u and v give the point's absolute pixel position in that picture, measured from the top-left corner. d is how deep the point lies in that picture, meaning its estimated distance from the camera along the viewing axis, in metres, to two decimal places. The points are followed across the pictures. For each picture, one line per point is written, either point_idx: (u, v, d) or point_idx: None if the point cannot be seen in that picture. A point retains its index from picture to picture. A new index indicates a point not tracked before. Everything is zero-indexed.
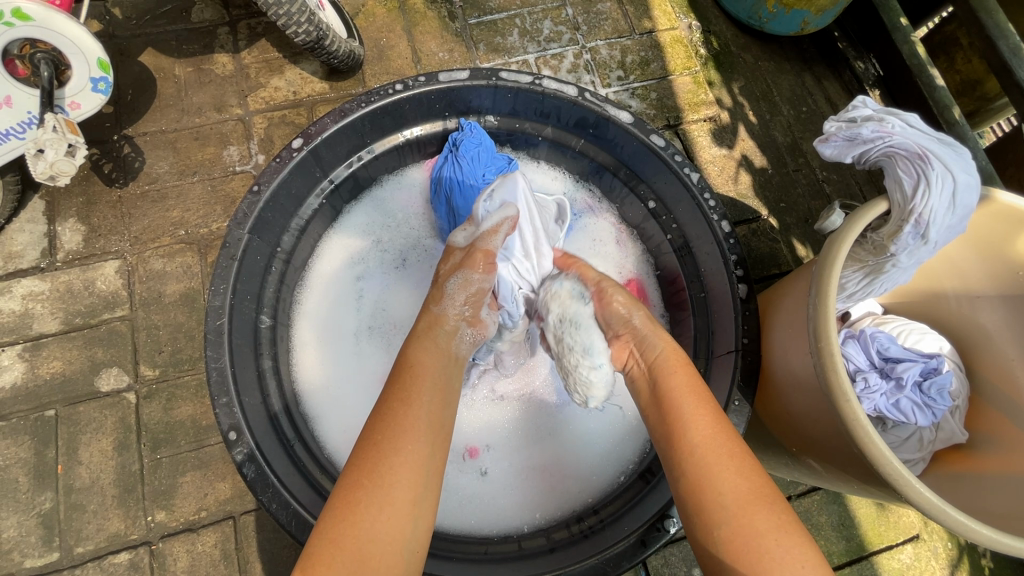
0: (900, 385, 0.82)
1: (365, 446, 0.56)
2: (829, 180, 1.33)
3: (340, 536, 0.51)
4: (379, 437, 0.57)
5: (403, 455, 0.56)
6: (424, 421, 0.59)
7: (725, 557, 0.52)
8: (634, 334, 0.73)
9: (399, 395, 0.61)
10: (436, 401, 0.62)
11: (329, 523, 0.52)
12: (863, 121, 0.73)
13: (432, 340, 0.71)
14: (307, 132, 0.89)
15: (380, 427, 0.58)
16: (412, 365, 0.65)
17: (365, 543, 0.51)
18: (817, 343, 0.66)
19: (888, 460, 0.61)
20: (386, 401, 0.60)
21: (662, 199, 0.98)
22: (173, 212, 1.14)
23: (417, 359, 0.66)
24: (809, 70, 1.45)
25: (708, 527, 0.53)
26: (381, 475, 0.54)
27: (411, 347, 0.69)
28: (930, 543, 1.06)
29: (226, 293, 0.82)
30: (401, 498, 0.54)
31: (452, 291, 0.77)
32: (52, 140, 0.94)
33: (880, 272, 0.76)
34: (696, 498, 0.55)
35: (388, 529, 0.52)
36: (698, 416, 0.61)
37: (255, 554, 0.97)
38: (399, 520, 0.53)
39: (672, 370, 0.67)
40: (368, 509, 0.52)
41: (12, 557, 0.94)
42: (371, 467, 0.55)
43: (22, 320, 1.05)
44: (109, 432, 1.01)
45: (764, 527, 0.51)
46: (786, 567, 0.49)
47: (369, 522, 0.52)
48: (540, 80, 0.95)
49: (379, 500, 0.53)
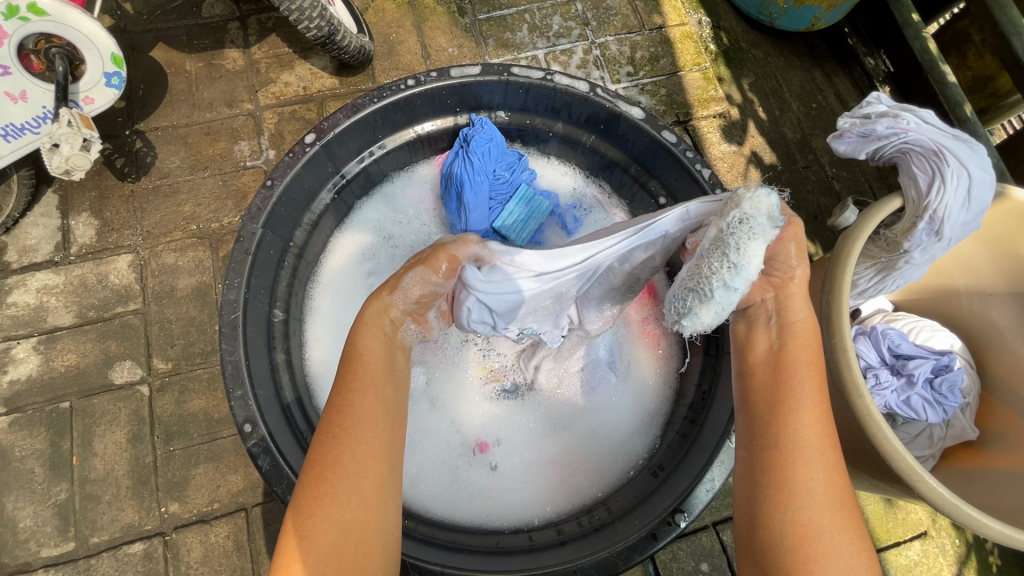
0: (911, 381, 0.82)
1: (322, 440, 0.55)
2: (839, 177, 1.32)
3: (310, 530, 0.51)
4: (334, 429, 0.56)
5: (360, 443, 0.55)
6: (378, 405, 0.58)
7: (786, 536, 0.49)
8: (784, 287, 0.62)
9: (349, 383, 0.59)
10: (388, 384, 0.61)
11: (296, 524, 0.52)
12: (877, 117, 0.73)
13: (381, 328, 0.66)
14: (319, 128, 0.90)
15: (336, 418, 0.56)
16: (361, 352, 0.63)
17: (335, 536, 0.51)
18: (830, 340, 0.66)
19: (901, 456, 0.61)
20: (337, 390, 0.59)
21: (673, 195, 0.98)
22: (184, 207, 1.15)
23: (363, 344, 0.64)
24: (819, 66, 1.45)
25: (781, 501, 0.50)
26: (338, 467, 0.53)
27: (360, 334, 0.65)
28: (938, 541, 1.06)
29: (240, 287, 0.83)
30: (362, 486, 0.53)
31: (405, 287, 0.69)
32: (66, 135, 0.93)
33: (892, 269, 0.76)
34: (784, 471, 0.51)
35: (351, 519, 0.52)
36: (819, 399, 0.55)
37: (267, 545, 0.98)
38: (361, 509, 0.53)
39: (807, 344, 0.59)
40: (334, 501, 0.52)
41: (29, 546, 0.96)
42: (332, 461, 0.54)
43: (36, 313, 1.07)
44: (123, 424, 1.02)
45: (843, 540, 0.48)
46: (847, 567, 0.48)
47: (333, 516, 0.51)
48: (551, 76, 0.95)
49: (342, 491, 0.53)
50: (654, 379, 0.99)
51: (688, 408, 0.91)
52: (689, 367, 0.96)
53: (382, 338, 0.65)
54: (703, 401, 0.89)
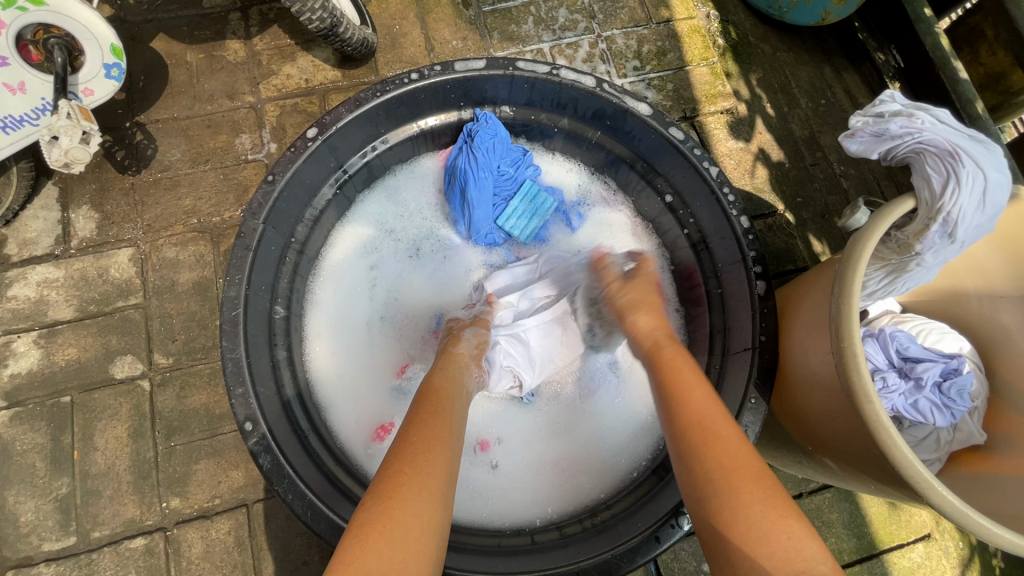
0: (920, 385, 0.81)
1: (401, 448, 0.61)
2: (847, 175, 1.30)
3: (389, 511, 0.53)
4: (410, 438, 0.62)
5: (433, 449, 0.61)
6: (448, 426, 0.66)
7: (713, 525, 0.53)
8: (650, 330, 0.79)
9: (428, 409, 0.68)
10: (457, 414, 0.69)
11: (369, 516, 0.53)
12: (891, 116, 0.71)
13: (454, 369, 0.78)
14: (321, 122, 0.88)
15: (415, 430, 0.63)
16: (432, 386, 0.73)
17: (407, 525, 0.52)
18: (840, 343, 0.65)
19: (911, 463, 0.60)
20: (415, 413, 0.67)
21: (679, 193, 0.97)
22: (185, 200, 1.14)
23: (433, 380, 0.75)
24: (828, 61, 1.42)
25: (699, 495, 0.56)
26: (416, 466, 0.58)
27: (435, 373, 0.77)
28: (941, 543, 1.05)
29: (241, 284, 0.82)
30: (432, 488, 0.57)
31: (466, 338, 0.87)
32: (65, 127, 0.92)
33: (903, 271, 0.75)
34: (694, 467, 0.58)
35: (421, 513, 0.54)
36: (706, 403, 0.64)
37: (268, 542, 0.98)
38: (430, 507, 0.55)
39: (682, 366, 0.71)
40: (412, 490, 0.55)
41: (30, 540, 0.96)
42: (413, 459, 0.59)
43: (37, 307, 1.06)
44: (123, 419, 1.02)
45: (748, 502, 0.52)
46: (778, 537, 0.49)
47: (411, 510, 0.54)
48: (557, 71, 0.93)
49: (418, 489, 0.56)
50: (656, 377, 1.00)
51: None
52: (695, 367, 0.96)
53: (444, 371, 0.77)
54: None
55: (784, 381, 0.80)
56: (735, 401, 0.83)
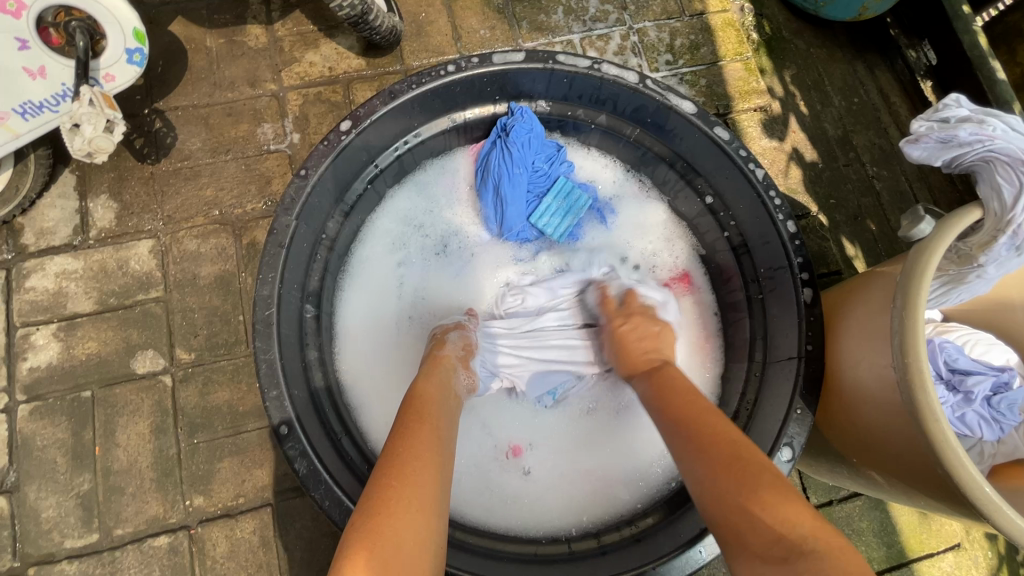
0: (969, 398, 0.79)
1: (386, 457, 0.59)
2: (880, 177, 1.27)
3: (381, 523, 0.51)
4: (396, 448, 0.60)
5: (421, 459, 0.59)
6: (435, 433, 0.64)
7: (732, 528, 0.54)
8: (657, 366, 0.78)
9: (413, 415, 0.66)
10: (443, 420, 0.68)
11: (359, 532, 0.50)
12: (958, 122, 0.68)
13: (439, 371, 0.77)
14: (354, 114, 0.85)
15: (400, 439, 0.61)
16: (419, 392, 0.71)
17: (397, 538, 0.50)
18: (903, 358, 0.63)
19: (977, 485, 0.58)
20: (400, 420, 0.65)
21: (720, 195, 0.95)
22: (207, 190, 1.10)
23: (420, 385, 0.73)
24: (863, 57, 1.38)
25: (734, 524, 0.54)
26: (404, 479, 0.55)
27: (419, 380, 0.74)
28: (971, 552, 1.04)
29: (274, 283, 0.79)
30: (423, 499, 0.55)
31: (452, 341, 0.86)
32: (89, 115, 0.88)
33: (960, 282, 0.72)
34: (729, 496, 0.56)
35: (411, 527, 0.51)
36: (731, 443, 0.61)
37: (293, 541, 0.97)
38: (419, 520, 0.53)
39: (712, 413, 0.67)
40: (400, 503, 0.53)
41: (52, 537, 0.94)
42: (399, 470, 0.56)
43: (56, 299, 1.03)
44: (146, 415, 1.00)
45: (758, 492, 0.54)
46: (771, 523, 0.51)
47: (400, 522, 0.51)
48: (599, 66, 0.90)
49: (406, 502, 0.53)
50: (695, 382, 0.99)
51: (731, 416, 0.91)
52: (732, 374, 0.95)
53: (438, 379, 0.75)
54: (748, 410, 0.88)
55: (832, 394, 0.79)
56: (779, 411, 0.82)
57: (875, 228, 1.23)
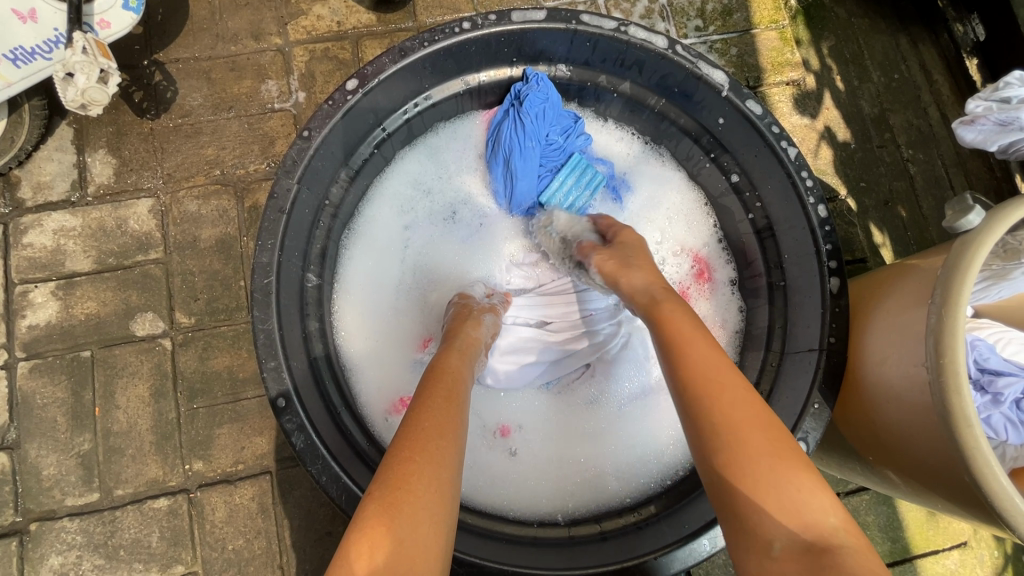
0: (998, 400, 0.75)
1: (406, 433, 0.57)
2: (914, 160, 1.20)
3: (397, 501, 0.49)
4: (420, 422, 0.58)
5: (444, 438, 0.56)
6: (459, 413, 0.61)
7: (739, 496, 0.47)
8: None
9: (437, 395, 0.63)
10: (467, 403, 0.65)
11: (374, 505, 0.49)
12: (1020, 103, 0.63)
13: (471, 353, 0.75)
14: (362, 73, 0.80)
15: (419, 418, 0.58)
16: (443, 368, 0.68)
17: (415, 517, 0.49)
18: (938, 360, 0.59)
19: (1008, 495, 0.55)
20: (425, 398, 0.62)
21: (747, 173, 0.89)
22: (208, 149, 1.06)
23: (445, 363, 0.70)
24: (907, 30, 1.28)
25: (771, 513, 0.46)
26: (427, 456, 0.53)
27: (443, 356, 0.72)
28: (977, 551, 1.02)
29: (274, 250, 0.76)
30: (442, 479, 0.53)
31: (485, 324, 0.83)
32: (82, 64, 0.83)
33: (1004, 278, 0.68)
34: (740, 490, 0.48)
35: (430, 503, 0.50)
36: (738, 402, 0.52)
37: (290, 509, 0.96)
38: (437, 502, 0.51)
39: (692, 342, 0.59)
40: (421, 479, 0.51)
41: (53, 494, 0.94)
42: (422, 448, 0.54)
43: (54, 256, 1.01)
44: (145, 378, 0.98)
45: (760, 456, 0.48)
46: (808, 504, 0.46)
47: (418, 500, 0.50)
48: (626, 28, 0.83)
49: (424, 478, 0.52)
50: None
51: None
52: (747, 363, 0.92)
53: (463, 357, 0.73)
54: (761, 401, 0.85)
55: (854, 389, 0.75)
56: (790, 405, 0.79)
57: (905, 215, 1.17)
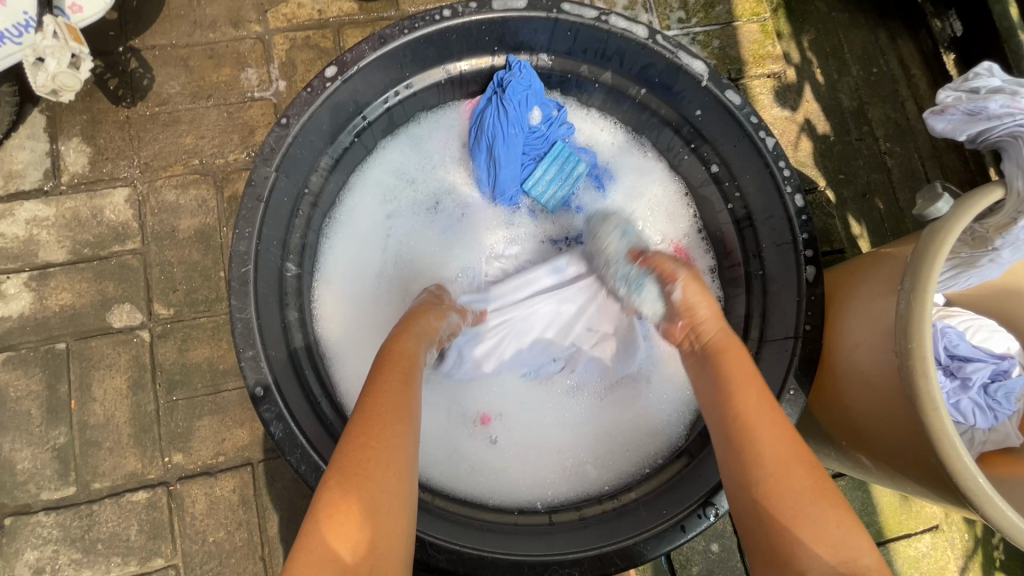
0: (966, 385, 0.76)
1: (361, 417, 0.56)
2: (892, 153, 1.22)
3: (357, 487, 0.50)
4: (373, 405, 0.57)
5: (398, 422, 0.56)
6: (413, 394, 0.61)
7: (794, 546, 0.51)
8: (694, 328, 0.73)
9: (390, 376, 0.62)
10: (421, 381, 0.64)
11: (335, 494, 0.49)
12: (988, 93, 0.65)
13: (427, 342, 0.73)
14: (341, 60, 0.79)
15: (372, 401, 0.58)
16: (396, 351, 0.67)
17: (377, 503, 0.50)
18: (907, 343, 0.60)
19: (967, 474, 0.57)
20: (378, 380, 0.61)
21: (726, 163, 0.90)
22: (186, 138, 1.04)
23: (398, 345, 0.68)
24: (885, 24, 1.29)
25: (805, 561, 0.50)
26: (382, 441, 0.53)
27: (398, 338, 0.70)
28: (948, 534, 1.05)
29: (251, 239, 0.76)
30: (399, 461, 0.53)
31: (448, 319, 0.80)
32: (52, 48, 0.83)
33: (972, 266, 0.70)
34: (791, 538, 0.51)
35: (392, 489, 0.51)
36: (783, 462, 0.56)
37: (272, 500, 0.96)
38: (398, 484, 0.52)
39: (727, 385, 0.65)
40: (379, 465, 0.51)
41: (28, 488, 0.93)
42: (376, 433, 0.54)
43: (27, 246, 0.99)
44: (123, 370, 0.97)
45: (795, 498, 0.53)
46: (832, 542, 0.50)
47: (378, 486, 0.50)
48: (606, 17, 0.83)
49: (382, 463, 0.52)
50: None
51: None
52: None
53: (419, 343, 0.71)
54: None
55: (828, 376, 0.77)
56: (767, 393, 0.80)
57: (882, 207, 1.19)
